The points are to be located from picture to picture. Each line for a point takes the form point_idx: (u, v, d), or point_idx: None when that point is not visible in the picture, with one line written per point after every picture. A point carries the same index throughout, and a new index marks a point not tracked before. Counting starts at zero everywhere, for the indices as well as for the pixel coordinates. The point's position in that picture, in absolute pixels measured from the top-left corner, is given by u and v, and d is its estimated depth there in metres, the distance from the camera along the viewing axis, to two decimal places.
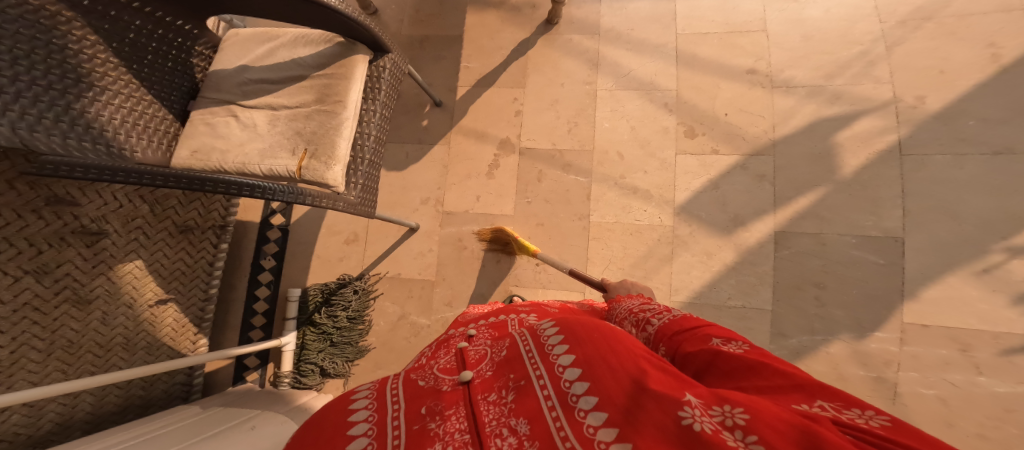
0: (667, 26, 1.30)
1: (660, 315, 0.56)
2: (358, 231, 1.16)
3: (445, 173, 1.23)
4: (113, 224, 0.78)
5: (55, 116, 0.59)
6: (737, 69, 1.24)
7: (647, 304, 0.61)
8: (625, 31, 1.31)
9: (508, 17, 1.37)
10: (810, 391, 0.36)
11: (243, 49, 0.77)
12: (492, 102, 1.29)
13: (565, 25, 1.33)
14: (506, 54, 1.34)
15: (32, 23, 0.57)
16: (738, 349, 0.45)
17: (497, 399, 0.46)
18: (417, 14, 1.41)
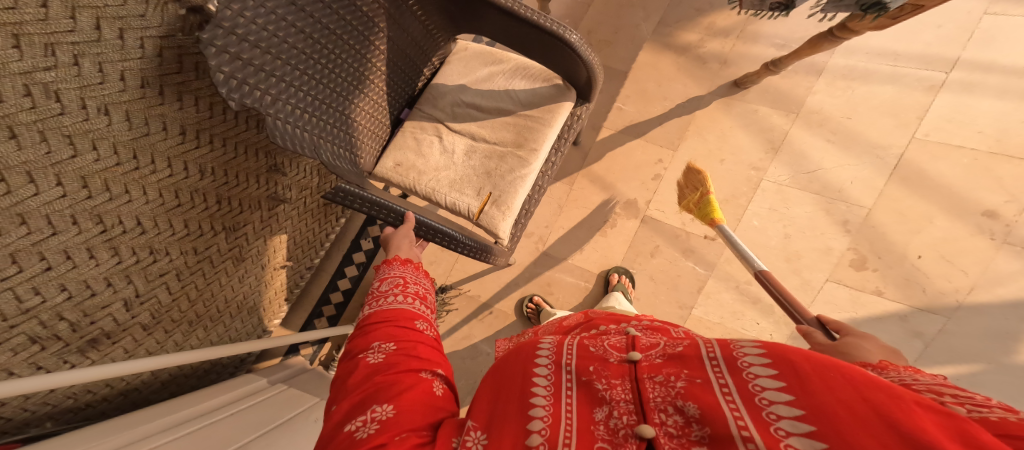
0: (906, 124, 1.18)
1: (980, 406, 0.26)
2: None
3: (557, 213, 1.23)
4: (292, 193, 0.89)
5: (326, 118, 0.68)
6: (978, 206, 1.12)
7: (948, 388, 0.30)
8: (839, 118, 1.20)
9: (688, 67, 1.30)
10: None
11: (468, 69, 0.80)
12: (633, 154, 1.24)
13: (756, 93, 1.25)
14: (668, 107, 1.27)
15: (349, 25, 0.69)
16: None
17: (666, 380, 0.35)
18: (588, 36, 1.34)
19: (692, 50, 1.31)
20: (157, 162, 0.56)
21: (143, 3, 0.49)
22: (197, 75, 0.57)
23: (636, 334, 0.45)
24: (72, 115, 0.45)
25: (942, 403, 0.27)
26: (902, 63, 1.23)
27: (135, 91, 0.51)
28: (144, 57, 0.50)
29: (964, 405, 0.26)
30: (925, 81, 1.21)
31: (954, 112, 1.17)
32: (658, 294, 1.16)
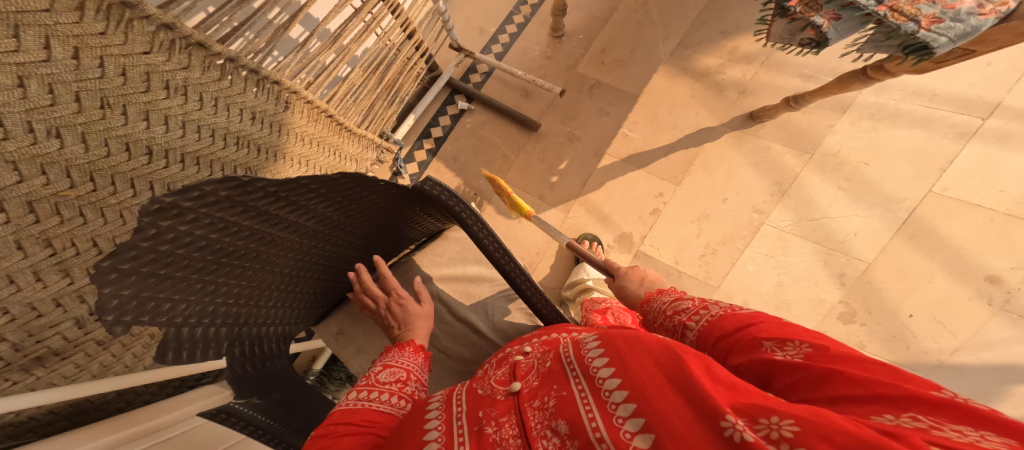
0: (926, 175, 1.12)
1: (703, 314, 0.50)
2: None
3: (550, 240, 1.21)
4: None
5: (239, 315, 0.56)
6: (983, 270, 1.09)
7: (679, 303, 0.55)
8: (856, 163, 1.15)
9: (703, 94, 1.25)
10: (889, 399, 0.30)
11: (458, 258, 0.89)
12: (635, 185, 1.20)
13: (772, 129, 1.20)
14: (676, 137, 1.22)
15: (311, 215, 0.57)
16: (797, 354, 0.37)
17: (541, 404, 0.40)
18: (602, 54, 1.29)
19: (709, 76, 1.26)
20: (124, 185, 0.43)
21: (104, 19, 0.43)
22: (185, 99, 0.52)
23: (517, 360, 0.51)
24: (18, 140, 0.34)
25: (687, 323, 0.51)
26: (938, 106, 1.16)
27: (94, 112, 0.41)
28: (124, 83, 0.44)
29: (696, 317, 0.50)
30: (957, 128, 1.13)
31: (981, 166, 1.10)
32: None
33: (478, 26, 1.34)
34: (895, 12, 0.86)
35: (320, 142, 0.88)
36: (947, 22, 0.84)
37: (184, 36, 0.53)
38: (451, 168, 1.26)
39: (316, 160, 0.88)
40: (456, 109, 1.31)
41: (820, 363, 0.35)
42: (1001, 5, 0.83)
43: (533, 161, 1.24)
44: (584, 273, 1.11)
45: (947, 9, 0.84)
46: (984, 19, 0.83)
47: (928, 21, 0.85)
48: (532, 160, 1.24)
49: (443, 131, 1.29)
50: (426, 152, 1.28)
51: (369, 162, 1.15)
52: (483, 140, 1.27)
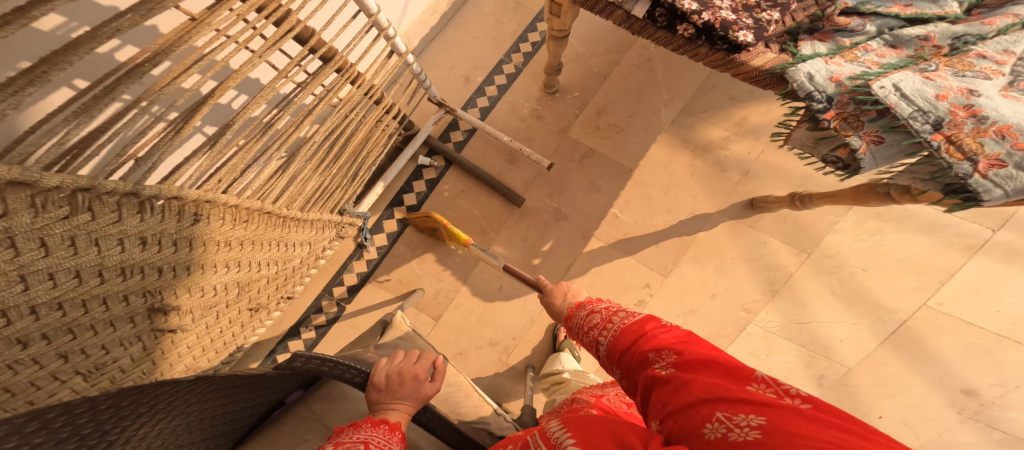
0: (924, 287, 1.06)
1: (610, 329, 0.52)
2: None
3: (529, 325, 1.16)
4: (187, 319, 0.65)
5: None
6: (960, 383, 1.05)
7: (591, 315, 0.57)
8: (854, 268, 1.08)
9: (704, 173, 1.12)
10: (713, 403, 0.34)
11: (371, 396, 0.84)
12: (622, 273, 1.12)
13: (771, 221, 1.10)
14: (670, 223, 1.12)
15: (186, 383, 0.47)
16: (666, 366, 0.41)
17: None
18: (598, 116, 1.16)
19: (713, 151, 1.13)
20: None
21: None
22: (49, 250, 0.40)
23: None
24: None
25: (599, 337, 0.53)
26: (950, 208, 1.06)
27: None
28: None
29: (602, 333, 0.53)
30: (964, 238, 1.05)
31: (983, 283, 1.04)
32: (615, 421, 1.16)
33: (463, 74, 1.21)
34: (951, 144, 0.62)
35: (252, 243, 0.76)
36: (1011, 168, 0.58)
37: (56, 186, 0.38)
38: (425, 242, 1.20)
39: (245, 262, 0.76)
40: (433, 172, 1.22)
41: (684, 373, 0.38)
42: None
43: (514, 240, 1.16)
44: (558, 363, 1.04)
45: (1018, 149, 0.58)
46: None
47: (988, 163, 0.59)
48: (514, 238, 1.16)
49: (418, 199, 1.21)
50: (398, 222, 1.21)
51: (326, 241, 1.05)
52: (461, 212, 1.19)
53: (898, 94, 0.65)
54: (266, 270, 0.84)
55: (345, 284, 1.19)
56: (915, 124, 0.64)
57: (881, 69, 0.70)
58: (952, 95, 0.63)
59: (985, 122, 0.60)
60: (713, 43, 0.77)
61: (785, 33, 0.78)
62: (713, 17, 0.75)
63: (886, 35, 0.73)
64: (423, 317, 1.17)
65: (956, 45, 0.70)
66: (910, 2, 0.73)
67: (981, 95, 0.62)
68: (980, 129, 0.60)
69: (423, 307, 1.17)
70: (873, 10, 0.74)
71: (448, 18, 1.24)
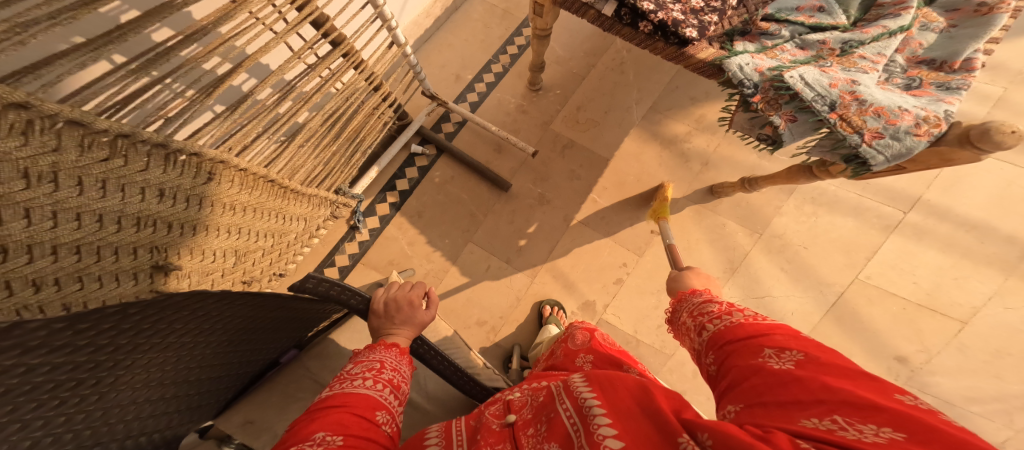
0: (854, 263, 1.23)
1: (719, 320, 0.55)
2: None
3: (514, 305, 1.22)
4: (193, 280, 0.62)
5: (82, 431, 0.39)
6: (891, 351, 1.18)
7: (706, 307, 0.60)
8: (797, 247, 1.24)
9: (669, 164, 1.28)
10: (832, 407, 0.34)
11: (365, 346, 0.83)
12: (601, 254, 1.23)
13: (728, 206, 1.26)
14: (642, 207, 1.25)
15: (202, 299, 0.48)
16: (790, 361, 0.41)
17: (535, 431, 0.47)
18: (578, 111, 1.30)
19: (677, 144, 1.29)
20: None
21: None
22: (84, 190, 0.42)
23: (510, 400, 0.56)
24: None
25: (705, 326, 0.57)
26: (867, 194, 1.26)
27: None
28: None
29: (713, 322, 0.55)
30: (882, 219, 1.24)
31: (899, 259, 1.21)
32: None
33: (454, 73, 1.34)
34: (844, 121, 0.79)
35: (254, 211, 0.76)
36: (888, 138, 0.76)
37: (104, 129, 0.44)
38: (415, 225, 1.25)
39: (249, 229, 0.76)
40: (425, 160, 1.30)
41: (803, 369, 0.39)
42: (935, 127, 0.74)
43: (501, 223, 1.24)
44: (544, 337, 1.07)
45: (890, 124, 0.77)
46: (920, 141, 0.74)
47: (871, 135, 0.78)
48: (501, 222, 1.25)
49: (410, 185, 1.28)
50: (390, 206, 1.26)
51: (319, 220, 1.04)
52: (451, 197, 1.27)
53: (804, 83, 0.82)
54: (267, 240, 0.84)
55: (335, 266, 1.20)
56: (818, 105, 0.81)
57: (792, 64, 0.88)
58: (841, 84, 0.82)
59: (866, 105, 0.79)
60: (667, 38, 0.92)
61: (724, 34, 0.98)
62: (667, 16, 0.91)
63: (796, 39, 0.93)
64: None
65: (844, 47, 0.90)
66: (813, 13, 0.94)
67: (860, 84, 0.81)
68: (863, 110, 0.78)
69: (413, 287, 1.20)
70: (786, 18, 0.95)
71: (440, 23, 1.38)
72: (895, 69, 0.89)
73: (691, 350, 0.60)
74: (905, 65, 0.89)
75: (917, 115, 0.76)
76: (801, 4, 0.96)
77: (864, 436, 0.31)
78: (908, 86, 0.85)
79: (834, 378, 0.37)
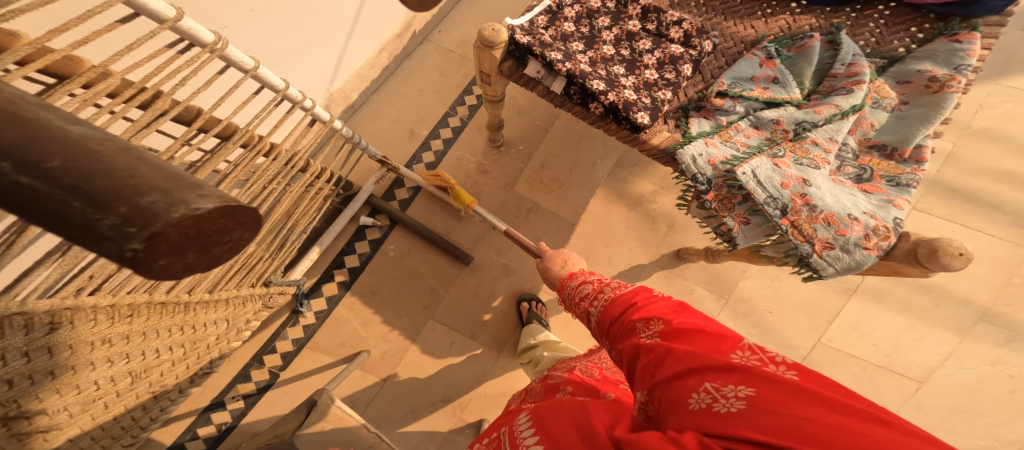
0: (816, 326, 1.20)
1: (601, 300, 0.55)
2: (359, 399, 1.15)
3: (481, 378, 1.19)
4: (68, 413, 0.53)
5: None
6: None
7: (586, 286, 0.60)
8: (762, 311, 1.21)
9: (637, 226, 1.20)
10: (700, 372, 0.37)
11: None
12: (570, 326, 1.20)
13: (695, 270, 1.21)
14: (609, 273, 1.17)
15: None
16: (654, 333, 0.44)
17: None
18: (542, 170, 1.21)
19: (643, 205, 1.21)
20: None
21: None
22: None
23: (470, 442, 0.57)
24: None
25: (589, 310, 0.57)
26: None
27: None
28: None
29: (593, 305, 0.56)
30: (841, 282, 1.23)
31: (859, 322, 1.20)
32: None
33: (407, 128, 1.25)
34: (795, 228, 0.79)
35: (154, 333, 0.62)
36: (838, 250, 0.77)
37: None
38: (369, 303, 1.20)
39: (140, 351, 0.61)
40: (377, 232, 1.24)
41: (676, 343, 0.41)
42: (884, 239, 0.75)
43: (464, 297, 1.21)
44: None
45: (840, 234, 0.76)
46: (870, 255, 0.75)
47: (822, 244, 0.78)
48: (464, 295, 1.21)
49: (361, 261, 1.22)
50: (336, 285, 1.20)
51: (248, 314, 0.95)
52: (408, 270, 1.22)
53: (755, 181, 0.81)
54: (166, 355, 0.69)
55: (278, 351, 1.15)
56: (769, 209, 0.80)
57: (746, 152, 0.85)
58: (792, 184, 0.80)
59: (816, 211, 0.78)
60: (619, 121, 0.87)
61: (679, 108, 0.92)
62: (618, 97, 0.84)
63: (751, 116, 0.89)
64: (371, 377, 1.17)
65: (798, 129, 0.87)
66: (767, 85, 0.90)
67: (811, 185, 0.80)
68: (813, 217, 0.78)
69: (370, 368, 1.17)
70: (740, 93, 0.89)
71: (389, 72, 1.29)
72: (848, 154, 0.87)
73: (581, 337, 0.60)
74: (857, 149, 0.88)
75: (867, 226, 0.76)
76: (756, 73, 0.91)
77: (729, 403, 0.33)
78: (859, 177, 0.85)
79: (700, 342, 0.40)
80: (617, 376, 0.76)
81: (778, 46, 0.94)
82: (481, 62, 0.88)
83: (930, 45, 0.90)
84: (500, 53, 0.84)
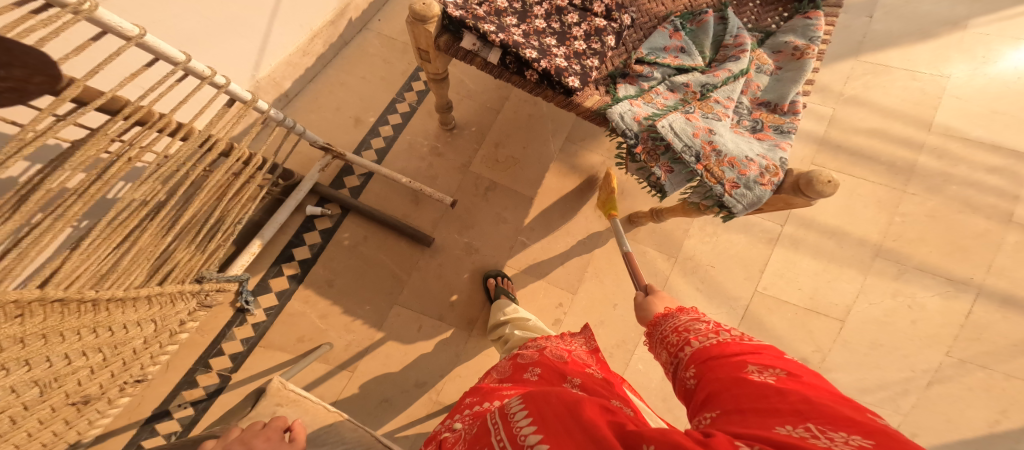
0: (752, 275, 1.31)
1: (707, 336, 0.53)
2: (325, 394, 1.10)
3: (454, 361, 1.17)
4: None
5: None
6: (792, 355, 1.26)
7: (695, 323, 0.57)
8: (705, 265, 1.31)
9: (591, 196, 1.30)
10: (807, 416, 0.33)
11: None
12: (538, 298, 1.24)
13: (646, 233, 1.32)
14: (570, 243, 1.27)
15: None
16: (769, 375, 0.41)
17: None
18: (496, 149, 1.28)
19: (595, 175, 1.31)
20: None
21: None
22: None
23: (451, 436, 0.59)
24: None
25: (689, 341, 0.54)
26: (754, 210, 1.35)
27: None
28: None
29: (699, 338, 0.54)
30: (767, 233, 1.33)
31: (783, 268, 1.31)
32: None
33: (353, 116, 1.29)
34: (708, 172, 0.91)
35: (52, 333, 0.56)
36: (742, 188, 0.90)
37: None
38: (325, 294, 1.16)
39: (43, 356, 0.55)
40: (329, 221, 1.22)
41: (783, 384, 0.38)
42: (774, 176, 0.90)
43: (429, 279, 1.21)
44: None
45: (742, 174, 0.90)
46: (766, 190, 0.89)
47: (730, 185, 0.90)
48: (428, 278, 1.21)
49: (312, 252, 1.19)
50: (289, 279, 1.16)
51: (182, 313, 0.86)
52: (366, 258, 1.20)
53: (673, 133, 0.92)
54: (79, 362, 0.62)
55: (226, 353, 1.08)
56: (687, 157, 0.91)
57: (664, 109, 0.98)
58: (701, 134, 0.93)
59: (722, 155, 0.91)
60: (554, 87, 0.98)
61: (607, 75, 1.05)
62: (550, 64, 0.95)
63: (667, 81, 1.04)
64: (337, 371, 1.12)
65: (703, 90, 1.01)
66: (677, 53, 1.05)
67: (716, 134, 0.93)
68: (720, 160, 0.91)
69: (336, 361, 1.13)
70: (654, 60, 1.04)
71: (327, 61, 1.33)
72: (743, 111, 1.03)
73: (668, 365, 0.58)
74: (750, 107, 1.04)
75: (761, 165, 0.90)
76: (667, 44, 1.06)
77: (836, 444, 0.30)
78: (754, 129, 1.01)
79: (816, 395, 0.36)
80: (584, 356, 0.78)
81: (682, 21, 1.12)
82: (417, 36, 0.95)
83: (791, 21, 1.11)
84: (432, 27, 0.91)
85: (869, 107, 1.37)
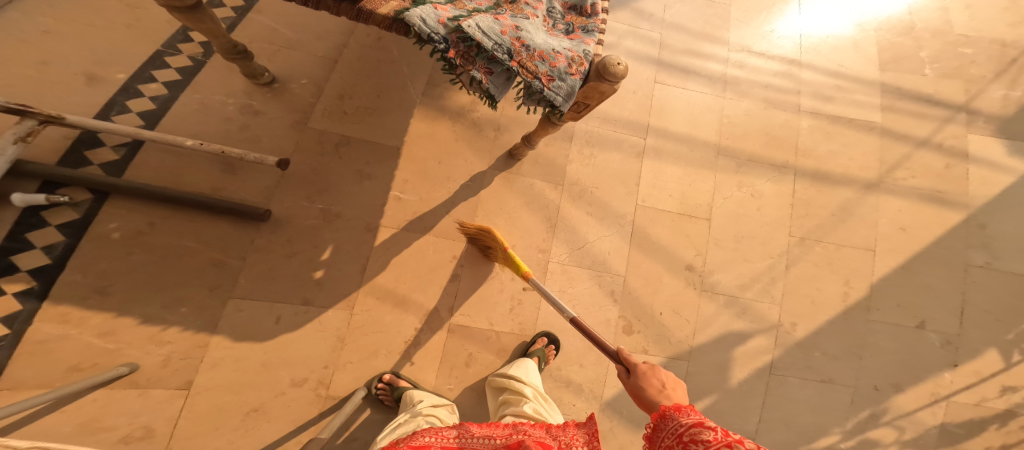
0: (631, 190, 1.35)
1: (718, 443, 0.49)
2: (154, 424, 0.88)
3: (338, 347, 1.00)
4: None
5: None
6: (681, 262, 1.30)
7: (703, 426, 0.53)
8: (591, 188, 1.32)
9: (466, 136, 1.22)
10: None
11: None
12: (425, 256, 1.10)
13: (530, 166, 1.27)
14: (453, 189, 1.17)
15: None
16: None
17: None
18: (341, 101, 1.15)
19: (466, 115, 1.23)
20: None
21: None
22: None
23: None
24: None
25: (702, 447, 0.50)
26: (621, 129, 1.41)
27: None
28: None
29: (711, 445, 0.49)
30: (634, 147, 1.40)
31: (654, 178, 1.38)
32: (486, 412, 1.04)
33: (85, 76, 1.04)
34: (523, 68, 0.84)
35: None
36: (558, 80, 0.85)
37: None
38: (102, 305, 0.91)
39: None
40: (75, 213, 0.95)
41: None
42: (581, 65, 0.85)
43: (275, 257, 1.02)
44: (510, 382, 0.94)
45: (553, 66, 0.84)
46: (577, 80, 0.85)
47: (547, 79, 0.84)
48: (275, 257, 1.02)
49: (52, 257, 0.91)
50: (20, 294, 0.88)
51: None
52: (156, 250, 0.96)
53: (481, 32, 0.81)
54: None
55: None
56: (499, 54, 0.82)
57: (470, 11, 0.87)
58: (509, 31, 0.84)
59: (532, 49, 0.84)
60: None
61: None
62: None
63: None
64: (157, 394, 0.89)
65: None
66: None
67: (523, 29, 0.86)
68: (532, 54, 0.84)
69: (153, 383, 0.90)
70: None
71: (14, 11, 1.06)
72: (557, 15, 0.99)
73: None
74: (562, 11, 1.00)
75: (568, 57, 0.86)
76: None
77: None
78: (568, 31, 0.97)
79: None
80: None
81: None
82: None
83: None
84: None
85: (683, 32, 1.57)
